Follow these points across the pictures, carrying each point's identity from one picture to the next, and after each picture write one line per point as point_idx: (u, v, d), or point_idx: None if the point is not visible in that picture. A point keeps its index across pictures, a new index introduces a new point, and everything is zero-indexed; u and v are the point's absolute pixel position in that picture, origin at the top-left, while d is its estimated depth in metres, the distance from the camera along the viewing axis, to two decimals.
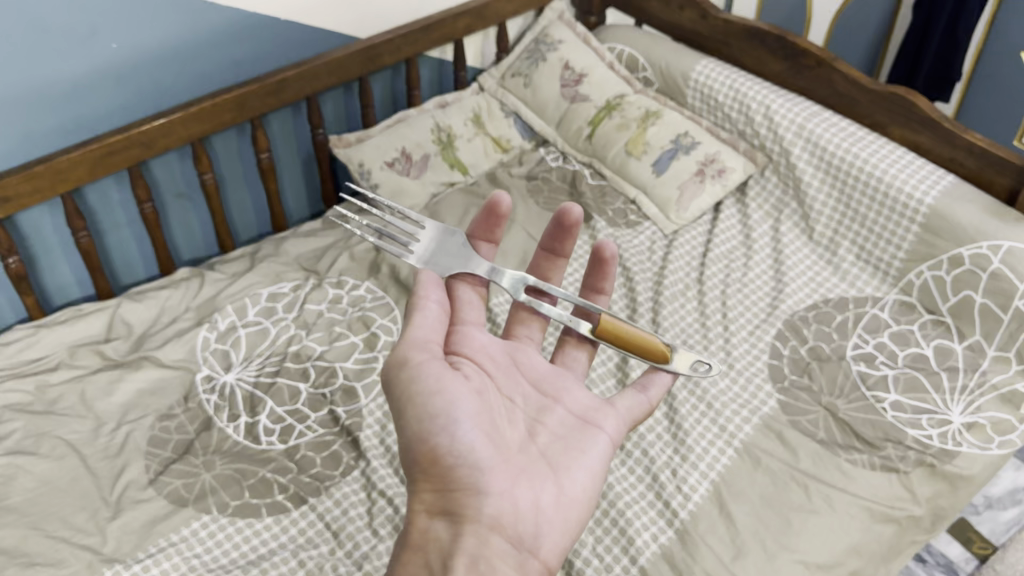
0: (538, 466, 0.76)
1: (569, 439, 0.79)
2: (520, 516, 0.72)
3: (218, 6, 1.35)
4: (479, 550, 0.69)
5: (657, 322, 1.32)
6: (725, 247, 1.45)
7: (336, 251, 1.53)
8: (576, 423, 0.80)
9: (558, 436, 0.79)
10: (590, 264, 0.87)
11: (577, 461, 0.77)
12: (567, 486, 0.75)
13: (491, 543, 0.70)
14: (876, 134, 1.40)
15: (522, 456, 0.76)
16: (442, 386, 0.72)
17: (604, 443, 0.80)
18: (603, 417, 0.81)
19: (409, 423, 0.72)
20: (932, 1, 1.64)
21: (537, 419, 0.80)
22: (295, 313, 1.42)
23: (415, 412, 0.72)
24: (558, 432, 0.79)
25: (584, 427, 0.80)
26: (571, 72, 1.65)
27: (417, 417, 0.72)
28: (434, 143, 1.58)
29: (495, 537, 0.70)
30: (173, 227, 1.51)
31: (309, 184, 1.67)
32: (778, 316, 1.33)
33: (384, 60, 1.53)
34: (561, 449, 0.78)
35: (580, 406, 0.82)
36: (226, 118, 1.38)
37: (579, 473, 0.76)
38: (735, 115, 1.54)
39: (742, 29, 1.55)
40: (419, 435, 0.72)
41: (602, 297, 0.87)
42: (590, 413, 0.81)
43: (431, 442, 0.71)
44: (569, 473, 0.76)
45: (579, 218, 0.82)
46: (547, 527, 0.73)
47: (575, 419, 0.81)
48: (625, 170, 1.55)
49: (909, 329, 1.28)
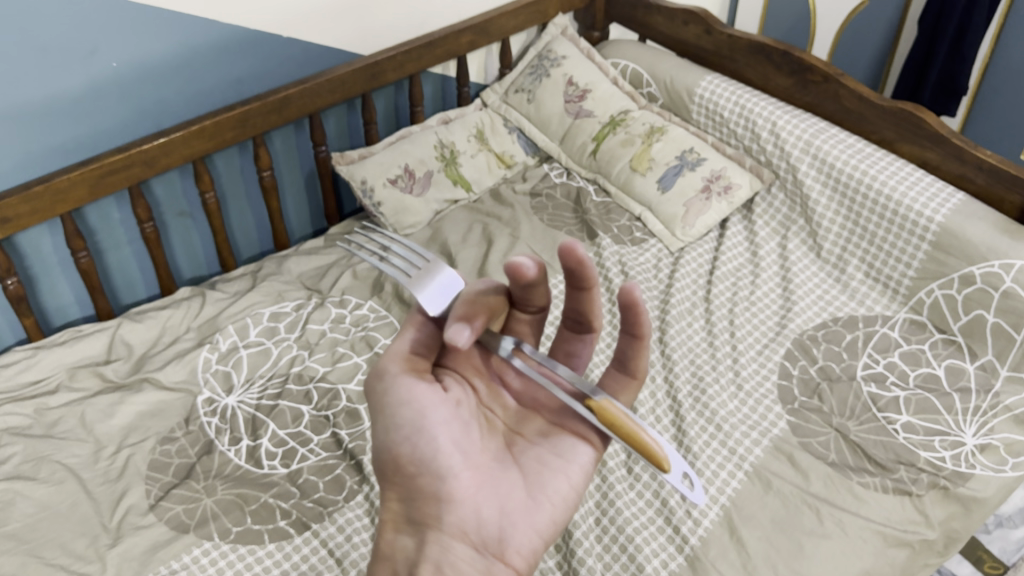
0: (508, 475, 0.74)
1: (546, 444, 0.76)
2: (483, 523, 0.71)
3: (219, 24, 1.34)
4: (443, 557, 0.69)
5: (664, 342, 1.30)
6: (731, 265, 1.43)
7: (339, 269, 1.51)
8: (555, 428, 0.77)
9: (537, 442, 0.77)
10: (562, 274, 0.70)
11: (550, 469, 0.74)
12: (539, 491, 0.73)
13: (454, 549, 0.70)
14: (883, 150, 1.39)
15: (494, 464, 0.75)
16: (412, 396, 0.73)
17: (585, 447, 0.75)
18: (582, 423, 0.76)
19: (384, 431, 0.74)
20: (938, 15, 1.63)
21: (515, 430, 0.78)
22: (298, 333, 1.40)
23: (388, 421, 0.73)
24: (536, 440, 0.77)
25: (562, 433, 0.76)
26: (574, 88, 1.64)
27: (390, 425, 0.73)
28: (438, 160, 1.57)
29: (458, 543, 0.70)
30: (174, 246, 1.50)
31: (311, 201, 1.65)
32: (787, 334, 1.31)
33: (387, 77, 1.52)
34: (537, 456, 0.75)
35: (560, 411, 0.77)
36: (227, 136, 1.37)
37: (553, 479, 0.73)
38: (740, 131, 1.53)
39: (747, 44, 1.54)
40: (392, 443, 0.73)
41: (589, 291, 0.71)
42: (568, 420, 0.77)
43: (403, 449, 0.72)
44: (542, 479, 0.74)
45: (533, 268, 0.68)
46: (515, 531, 0.71)
47: (552, 426, 0.77)
48: (630, 186, 1.54)
49: (920, 348, 1.26)
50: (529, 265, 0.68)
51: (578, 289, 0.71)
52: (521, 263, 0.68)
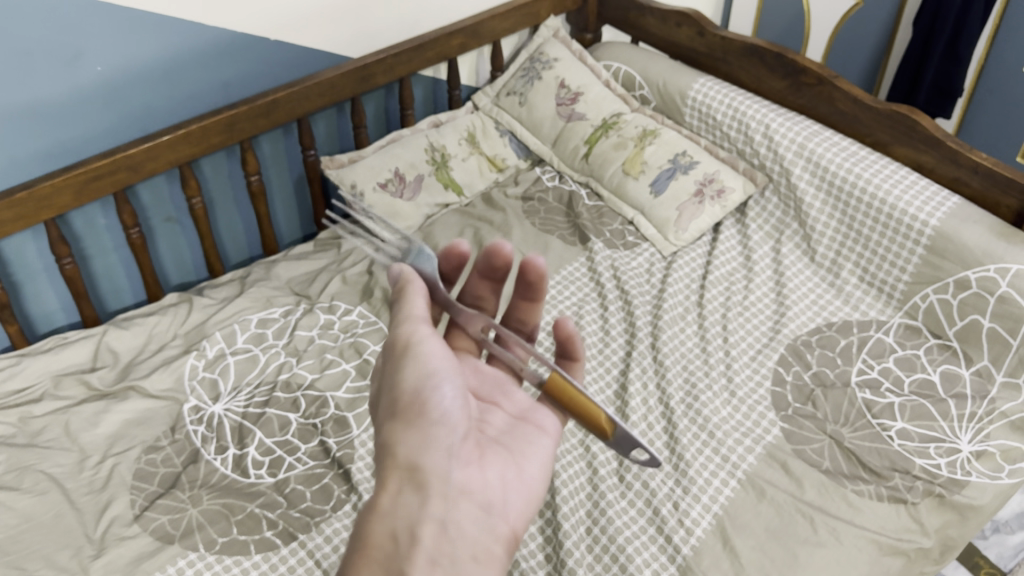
0: (494, 452, 0.70)
1: (516, 435, 0.73)
2: (486, 492, 0.64)
3: (206, 27, 1.32)
4: (451, 518, 0.60)
5: (656, 348, 1.29)
6: (724, 269, 1.41)
7: (328, 275, 1.49)
8: (519, 422, 0.75)
9: (503, 431, 0.73)
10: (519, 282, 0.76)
11: (528, 452, 0.72)
12: (524, 475, 0.69)
13: (461, 508, 0.61)
14: (878, 153, 1.36)
15: (479, 441, 0.70)
16: (440, 353, 0.67)
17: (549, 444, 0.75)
18: (542, 416, 0.77)
19: (405, 375, 0.66)
20: (933, 16, 1.62)
21: (481, 419, 0.74)
22: (286, 339, 1.38)
23: (413, 366, 0.66)
24: (503, 428, 0.74)
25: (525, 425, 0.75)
26: (566, 90, 1.62)
27: (414, 373, 0.66)
28: (429, 163, 1.56)
29: (466, 504, 0.61)
30: (161, 251, 1.48)
31: (301, 206, 1.63)
32: (781, 340, 1.29)
33: (376, 80, 1.50)
34: (513, 442, 0.72)
35: (519, 407, 0.77)
36: (214, 140, 1.35)
37: (533, 467, 0.71)
38: (734, 134, 1.50)
39: (739, 46, 1.52)
40: (409, 391, 0.65)
41: (538, 305, 0.78)
42: (529, 414, 0.77)
43: (421, 397, 0.65)
44: (526, 465, 0.70)
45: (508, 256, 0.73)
46: (509, 505, 0.66)
47: (514, 419, 0.76)
48: (623, 190, 1.53)
49: (914, 354, 1.24)
50: (506, 252, 0.73)
51: (527, 303, 0.78)
52: (500, 246, 0.73)
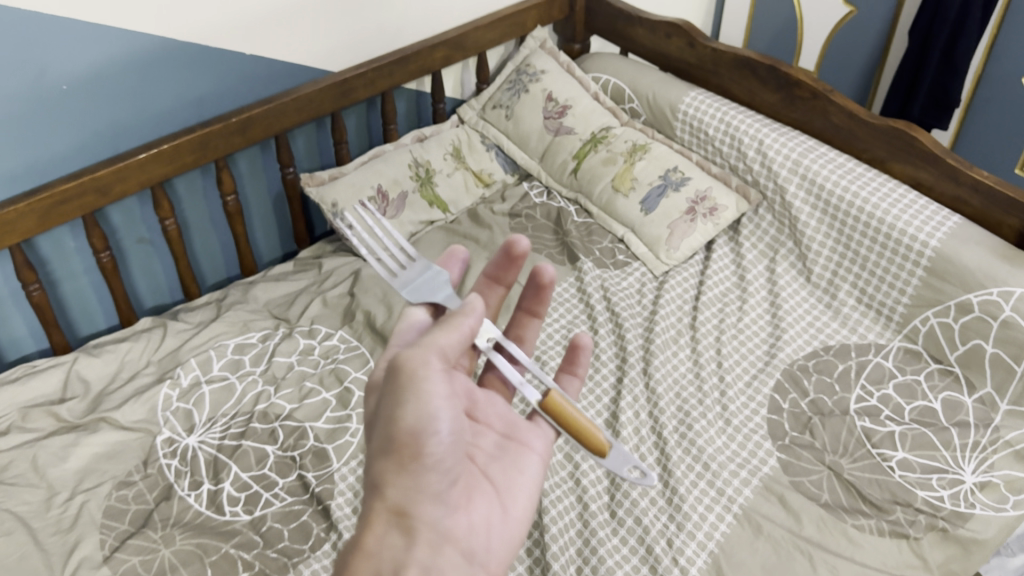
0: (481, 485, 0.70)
1: (505, 459, 0.74)
2: (472, 533, 0.65)
3: (177, 42, 1.26)
4: (435, 563, 0.61)
5: (648, 374, 1.24)
6: (718, 289, 1.36)
7: (308, 297, 1.44)
8: (508, 442, 0.75)
9: (495, 457, 0.73)
10: (528, 289, 0.82)
11: (516, 482, 0.72)
12: (511, 505, 0.71)
13: (444, 555, 0.62)
14: (875, 170, 1.32)
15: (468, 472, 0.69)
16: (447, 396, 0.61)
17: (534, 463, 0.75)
18: (531, 436, 0.76)
19: (407, 416, 0.60)
20: (928, 26, 1.57)
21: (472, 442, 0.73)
22: (264, 367, 1.33)
23: (417, 408, 0.60)
24: (493, 451, 0.74)
25: (512, 444, 0.75)
26: (553, 104, 1.58)
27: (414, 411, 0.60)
28: (412, 179, 1.51)
29: (449, 548, 0.63)
30: (135, 274, 1.43)
31: (280, 224, 1.58)
32: (777, 365, 1.25)
33: (357, 94, 1.45)
34: (503, 470, 0.72)
35: (507, 424, 0.77)
36: (187, 160, 1.30)
37: (521, 497, 0.72)
38: (726, 150, 1.45)
39: (731, 58, 1.46)
40: (408, 433, 0.60)
41: (538, 320, 0.84)
42: (517, 431, 0.76)
43: (418, 439, 0.61)
44: (514, 497, 0.71)
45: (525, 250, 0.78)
46: (492, 545, 0.67)
47: (501, 438, 0.75)
48: (612, 207, 1.48)
49: (915, 380, 1.20)
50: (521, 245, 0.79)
51: (530, 314, 0.84)
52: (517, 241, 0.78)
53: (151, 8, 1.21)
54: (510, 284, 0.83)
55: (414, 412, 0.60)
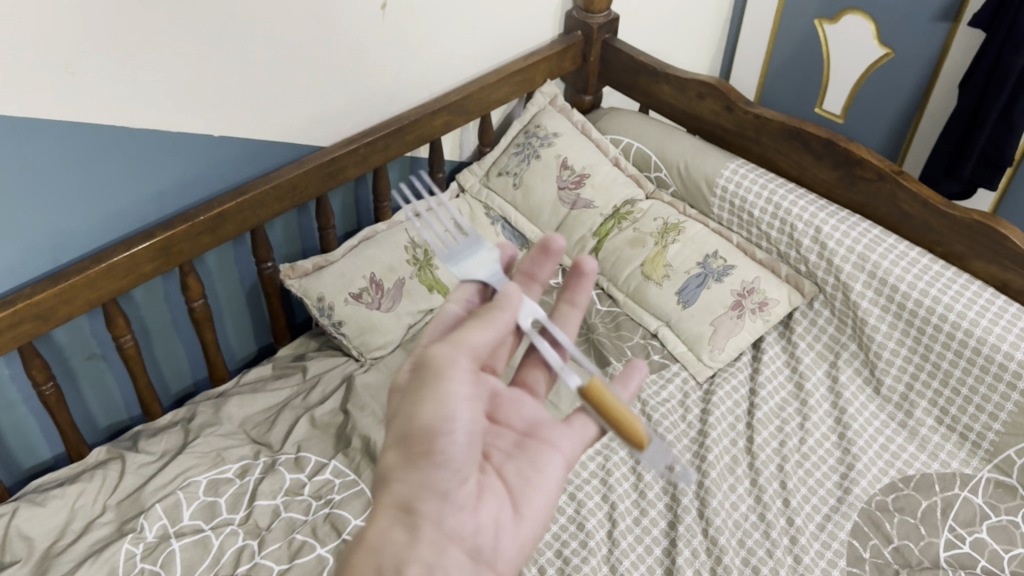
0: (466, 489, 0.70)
1: (524, 457, 0.72)
2: (479, 529, 0.65)
3: (133, 131, 1.03)
4: (436, 559, 0.61)
5: (706, 518, 1.05)
6: (773, 403, 1.19)
7: (293, 414, 1.22)
8: (529, 440, 0.73)
9: (512, 454, 0.72)
10: (568, 282, 0.77)
11: (535, 479, 0.71)
12: (523, 507, 0.69)
13: (449, 554, 0.62)
14: (952, 266, 1.15)
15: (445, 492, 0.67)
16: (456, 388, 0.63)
17: (559, 458, 0.72)
18: (555, 434, 0.73)
19: (422, 413, 0.62)
20: (983, 87, 1.41)
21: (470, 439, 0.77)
22: (245, 514, 1.10)
23: (431, 404, 0.62)
24: (511, 449, 0.73)
25: (537, 444, 0.73)
26: (569, 172, 1.38)
27: (431, 409, 0.62)
28: (410, 264, 1.31)
29: (452, 550, 0.62)
30: (84, 395, 1.19)
31: (256, 318, 1.36)
32: (852, 504, 1.08)
33: (347, 173, 1.24)
34: (518, 469, 0.71)
35: (533, 422, 0.75)
36: (146, 269, 1.07)
37: (538, 495, 0.70)
38: (775, 234, 1.27)
39: (777, 127, 1.28)
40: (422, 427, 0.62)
41: (577, 312, 0.77)
42: (539, 427, 0.74)
43: (433, 435, 0.62)
44: (527, 496, 0.70)
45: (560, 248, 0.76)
46: (493, 541, 0.66)
47: (526, 438, 0.74)
48: (643, 297, 1.29)
49: (1011, 521, 1.04)
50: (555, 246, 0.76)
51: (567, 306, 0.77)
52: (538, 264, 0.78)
53: (98, 95, 0.97)
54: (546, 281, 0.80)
55: (431, 408, 0.62)
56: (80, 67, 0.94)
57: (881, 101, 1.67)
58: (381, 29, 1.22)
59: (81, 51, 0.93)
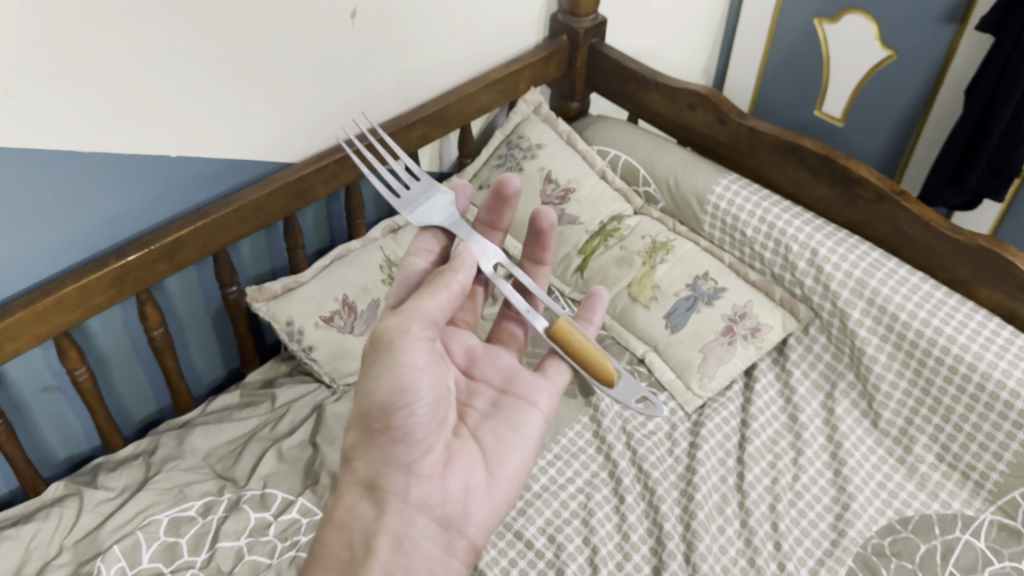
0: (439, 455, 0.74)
1: (500, 416, 0.77)
2: (449, 498, 0.70)
3: (79, 155, 0.96)
4: (404, 531, 0.67)
5: (692, 565, 0.99)
6: (765, 437, 1.13)
7: (260, 445, 1.16)
8: (506, 398, 0.78)
9: (488, 414, 0.77)
10: (531, 235, 0.81)
11: (511, 443, 0.75)
12: (498, 470, 0.74)
13: (417, 523, 0.68)
14: (956, 293, 1.08)
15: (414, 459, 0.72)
16: (415, 361, 0.67)
17: (535, 416, 0.78)
18: (535, 392, 0.78)
19: (378, 388, 0.67)
20: (990, 95, 1.33)
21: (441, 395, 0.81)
22: (206, 555, 1.04)
23: (388, 379, 0.66)
24: (488, 410, 0.78)
25: (516, 403, 0.78)
26: (554, 186, 1.30)
27: (388, 385, 0.67)
28: (384, 284, 1.25)
29: (421, 518, 0.68)
30: (40, 426, 1.13)
31: (223, 340, 1.30)
32: (846, 548, 1.02)
33: (316, 191, 1.18)
34: (493, 429, 0.76)
35: (511, 380, 0.79)
36: (98, 300, 1.01)
37: (513, 454, 0.75)
38: (768, 255, 1.21)
39: (772, 140, 1.21)
40: (380, 403, 0.67)
41: (545, 268, 0.83)
42: (518, 384, 0.79)
43: (390, 412, 0.67)
44: (501, 458, 0.74)
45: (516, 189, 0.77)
46: (464, 506, 0.71)
47: (503, 396, 0.79)
48: (630, 320, 1.22)
49: (1014, 567, 0.98)
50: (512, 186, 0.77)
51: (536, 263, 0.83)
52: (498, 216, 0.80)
53: (41, 119, 0.90)
54: (507, 229, 0.82)
55: (386, 385, 0.66)
56: (19, 89, 0.87)
57: (882, 105, 1.59)
58: (351, 39, 1.14)
59: (17, 71, 0.86)
